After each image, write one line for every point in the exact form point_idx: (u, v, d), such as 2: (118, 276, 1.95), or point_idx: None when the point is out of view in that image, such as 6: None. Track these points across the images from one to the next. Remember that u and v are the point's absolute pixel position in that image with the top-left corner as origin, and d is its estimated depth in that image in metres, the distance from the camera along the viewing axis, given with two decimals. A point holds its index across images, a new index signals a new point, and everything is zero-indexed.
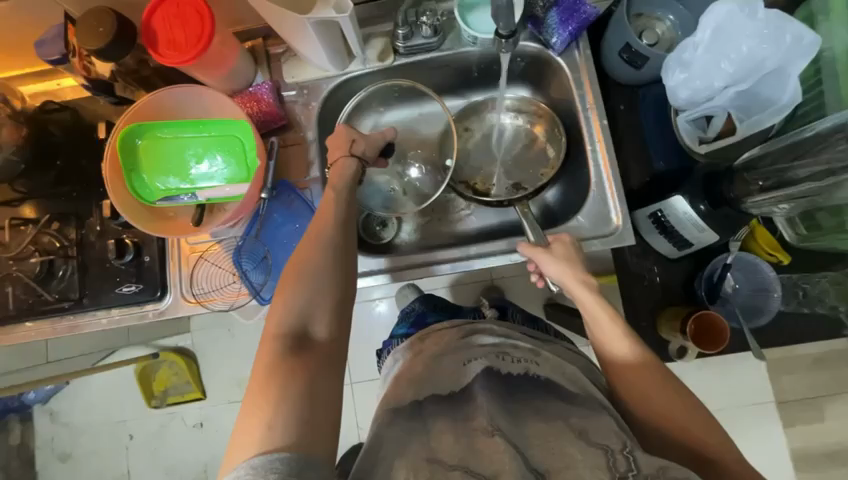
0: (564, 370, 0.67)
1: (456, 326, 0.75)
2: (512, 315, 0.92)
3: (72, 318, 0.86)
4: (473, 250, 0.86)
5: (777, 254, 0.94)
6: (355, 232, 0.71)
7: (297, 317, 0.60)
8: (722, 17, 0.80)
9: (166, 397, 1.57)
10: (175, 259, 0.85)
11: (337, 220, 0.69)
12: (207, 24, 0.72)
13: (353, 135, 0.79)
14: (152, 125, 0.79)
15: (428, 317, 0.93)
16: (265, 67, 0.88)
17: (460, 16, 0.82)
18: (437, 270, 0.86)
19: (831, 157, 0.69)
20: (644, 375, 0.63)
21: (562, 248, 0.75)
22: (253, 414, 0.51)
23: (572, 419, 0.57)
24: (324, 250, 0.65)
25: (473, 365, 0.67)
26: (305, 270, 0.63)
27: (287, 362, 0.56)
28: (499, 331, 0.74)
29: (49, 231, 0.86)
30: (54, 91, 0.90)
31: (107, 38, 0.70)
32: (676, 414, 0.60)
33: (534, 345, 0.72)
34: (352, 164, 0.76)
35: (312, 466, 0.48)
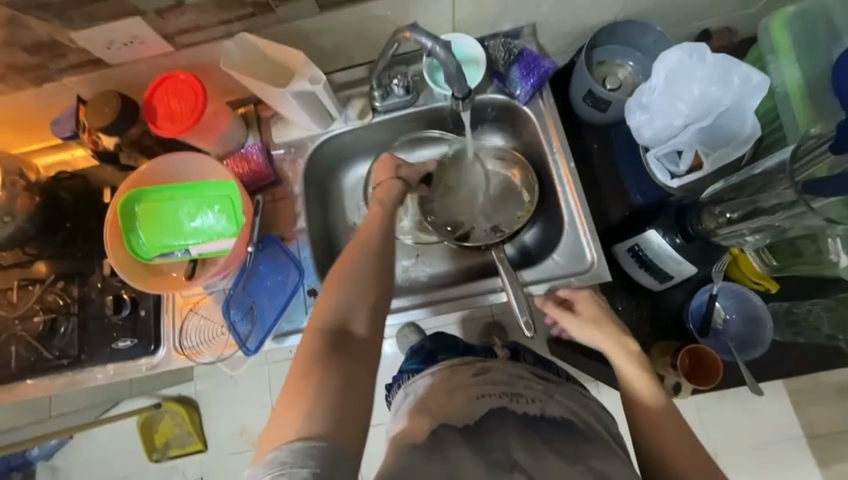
0: (577, 413, 0.70)
1: (468, 363, 0.74)
2: (524, 357, 0.86)
3: (70, 374, 0.89)
4: (473, 287, 0.89)
5: (764, 283, 0.94)
6: (395, 243, 0.71)
7: (337, 315, 0.59)
8: (673, 63, 0.86)
9: (167, 449, 1.56)
10: (169, 311, 0.90)
11: (378, 234, 0.70)
12: (200, 98, 0.80)
13: (397, 161, 0.86)
14: (150, 189, 0.86)
15: (438, 356, 0.90)
16: (255, 129, 0.96)
17: (429, 75, 0.90)
18: (478, 300, 0.89)
19: (781, 194, 0.73)
20: (660, 417, 0.66)
21: (589, 309, 0.78)
22: (292, 404, 0.50)
23: (593, 461, 0.61)
24: (369, 255, 0.66)
25: (485, 402, 0.67)
26: (351, 269, 0.64)
27: (327, 355, 0.55)
28: (511, 369, 0.74)
29: (55, 290, 0.91)
30: (68, 161, 0.99)
31: (112, 116, 0.80)
32: (693, 460, 0.61)
33: (546, 386, 0.73)
34: (398, 186, 0.81)
35: (346, 461, 0.47)
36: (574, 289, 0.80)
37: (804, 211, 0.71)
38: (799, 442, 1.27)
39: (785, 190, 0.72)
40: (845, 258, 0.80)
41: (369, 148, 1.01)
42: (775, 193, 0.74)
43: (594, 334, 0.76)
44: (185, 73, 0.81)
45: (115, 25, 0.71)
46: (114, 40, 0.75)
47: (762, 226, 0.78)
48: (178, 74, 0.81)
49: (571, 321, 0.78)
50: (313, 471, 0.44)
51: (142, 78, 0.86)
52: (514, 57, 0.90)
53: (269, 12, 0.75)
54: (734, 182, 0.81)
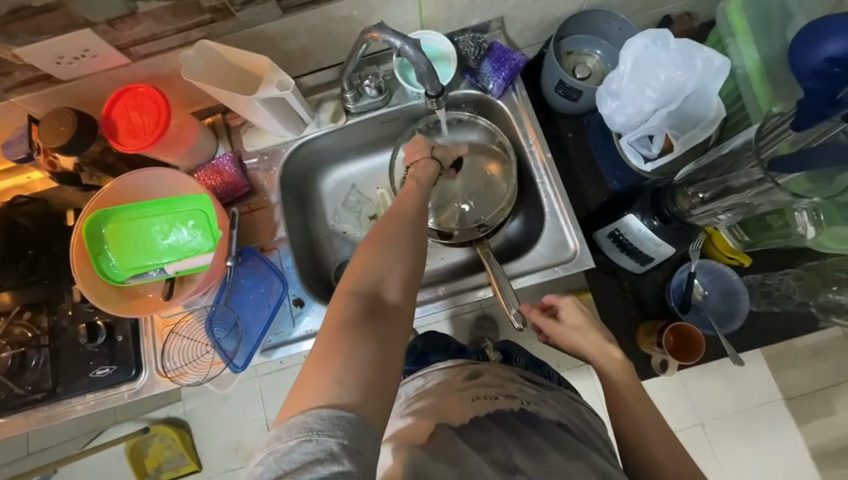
0: (569, 418, 0.72)
1: (459, 364, 0.73)
2: (515, 359, 0.88)
3: (46, 409, 0.85)
4: (467, 281, 0.90)
5: (738, 257, 0.98)
6: (425, 220, 0.70)
7: (369, 280, 0.58)
8: (638, 50, 0.87)
9: (159, 473, 1.51)
10: (149, 333, 0.86)
11: (412, 211, 0.69)
12: (163, 110, 0.77)
13: (431, 142, 0.84)
14: (116, 209, 0.82)
15: (430, 358, 0.91)
16: (225, 139, 0.93)
17: (401, 75, 0.90)
18: (471, 296, 0.89)
19: (749, 172, 0.76)
20: (645, 411, 0.69)
21: (574, 316, 0.75)
22: (321, 368, 0.48)
23: (594, 458, 0.66)
24: (402, 225, 0.66)
25: (481, 403, 0.66)
26: (385, 238, 0.63)
27: (360, 319, 0.53)
28: (498, 372, 0.74)
29: (22, 322, 0.86)
30: (24, 184, 0.94)
31: (67, 135, 0.75)
32: (676, 454, 0.66)
33: (538, 392, 0.74)
34: (433, 166, 0.79)
35: (373, 435, 0.45)
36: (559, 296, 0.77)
37: (771, 188, 0.74)
38: (779, 405, 1.33)
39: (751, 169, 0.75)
40: (812, 231, 0.81)
41: (347, 149, 1.00)
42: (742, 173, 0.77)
43: (575, 339, 0.74)
44: (145, 86, 0.78)
45: (63, 39, 0.67)
46: (64, 54, 0.70)
47: (734, 205, 0.80)
48: (138, 87, 0.78)
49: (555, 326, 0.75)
50: (339, 441, 0.43)
51: (99, 94, 0.81)
52: (484, 52, 0.90)
53: (229, 17, 0.72)
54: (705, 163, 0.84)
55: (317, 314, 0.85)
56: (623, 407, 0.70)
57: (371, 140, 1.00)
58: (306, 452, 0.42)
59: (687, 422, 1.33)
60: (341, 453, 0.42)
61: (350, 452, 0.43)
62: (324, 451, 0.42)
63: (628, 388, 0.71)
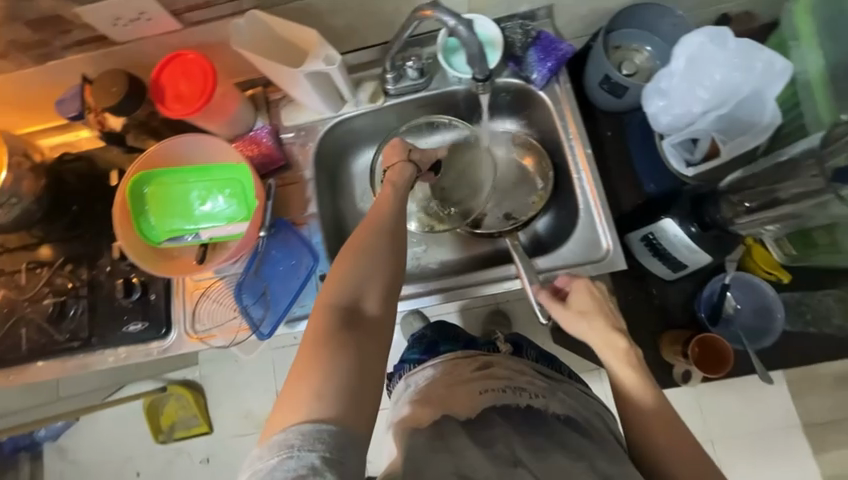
0: (580, 411, 0.71)
1: (471, 357, 0.76)
2: (526, 352, 0.86)
3: (80, 357, 0.89)
4: (496, 272, 0.87)
5: (777, 273, 0.94)
6: (405, 227, 0.70)
7: (347, 294, 0.60)
8: (694, 48, 0.83)
9: (173, 431, 1.58)
10: (180, 295, 0.89)
11: (391, 216, 0.69)
12: (210, 78, 0.78)
13: (408, 145, 0.83)
14: (159, 172, 0.84)
15: (441, 345, 0.89)
16: (264, 112, 0.94)
17: (445, 59, 0.88)
18: (497, 286, 0.87)
19: (807, 181, 0.73)
20: (661, 417, 0.65)
21: (581, 301, 0.72)
22: (301, 384, 0.51)
23: (598, 463, 0.62)
24: (380, 234, 0.66)
25: (487, 396, 0.69)
26: (362, 249, 0.64)
27: (338, 334, 0.55)
28: (514, 364, 0.76)
29: (63, 273, 0.90)
30: (72, 143, 0.97)
31: (119, 97, 0.77)
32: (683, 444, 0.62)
33: (549, 384, 0.74)
34: (409, 170, 0.78)
35: (356, 444, 0.47)
36: (572, 279, 0.75)
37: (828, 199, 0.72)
38: (800, 431, 1.29)
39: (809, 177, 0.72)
40: None
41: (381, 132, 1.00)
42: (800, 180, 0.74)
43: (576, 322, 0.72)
44: (194, 53, 0.79)
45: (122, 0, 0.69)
46: (120, 16, 0.72)
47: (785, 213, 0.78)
48: (187, 54, 0.79)
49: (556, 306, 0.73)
50: (321, 455, 0.45)
51: (149, 58, 0.83)
52: (531, 40, 0.87)
53: None
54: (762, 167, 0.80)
55: None
56: (633, 410, 0.66)
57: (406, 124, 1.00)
58: (289, 469, 0.43)
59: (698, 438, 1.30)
60: (322, 467, 0.44)
61: (332, 465, 0.44)
62: (306, 466, 0.44)
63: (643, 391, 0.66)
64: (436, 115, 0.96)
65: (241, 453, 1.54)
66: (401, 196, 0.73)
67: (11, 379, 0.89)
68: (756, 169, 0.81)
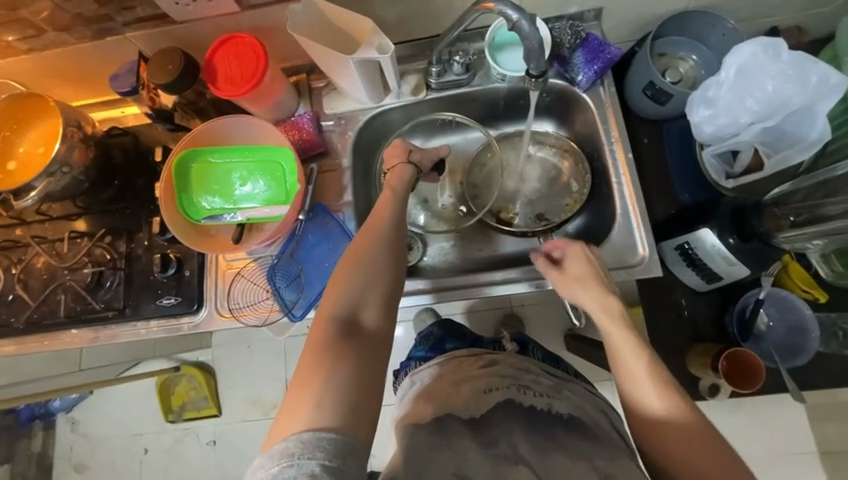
0: (585, 409, 0.71)
1: (476, 354, 0.77)
2: (532, 351, 0.88)
3: (113, 327, 0.91)
4: (507, 275, 0.87)
5: (814, 292, 0.92)
6: (405, 236, 0.71)
7: (347, 304, 0.61)
8: (745, 58, 0.82)
9: (183, 411, 1.60)
10: (212, 273, 0.91)
11: (390, 226, 0.69)
12: (262, 62, 0.80)
13: (409, 147, 0.82)
14: (205, 151, 0.86)
15: (446, 343, 0.92)
16: (306, 99, 0.95)
17: (491, 55, 0.88)
18: (487, 291, 0.86)
19: None
20: (672, 422, 0.60)
21: (576, 266, 0.74)
22: (302, 393, 0.51)
23: (598, 461, 0.62)
24: (380, 243, 0.67)
25: (494, 395, 0.70)
26: (362, 257, 0.65)
27: (338, 343, 0.56)
28: (519, 364, 0.76)
29: (103, 244, 0.93)
30: (117, 118, 1.00)
31: (174, 74, 0.79)
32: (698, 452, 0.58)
33: (556, 381, 0.75)
34: (409, 171, 0.78)
35: (356, 453, 0.47)
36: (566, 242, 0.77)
37: None
38: (821, 459, 1.25)
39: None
40: None
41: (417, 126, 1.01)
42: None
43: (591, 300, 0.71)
44: (249, 36, 0.81)
45: None
46: None
47: (837, 230, 0.77)
48: (241, 37, 0.80)
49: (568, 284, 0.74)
50: (321, 463, 0.45)
51: (204, 39, 0.85)
52: (579, 41, 0.87)
53: None
54: (808, 183, 0.83)
55: None
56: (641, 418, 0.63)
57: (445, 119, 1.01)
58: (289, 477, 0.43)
59: None
60: (322, 473, 0.44)
61: (332, 472, 0.44)
62: (306, 474, 0.43)
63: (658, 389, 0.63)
64: (441, 114, 0.97)
65: (247, 436, 1.55)
66: (402, 204, 0.73)
67: (45, 344, 0.92)
68: (808, 183, 0.83)
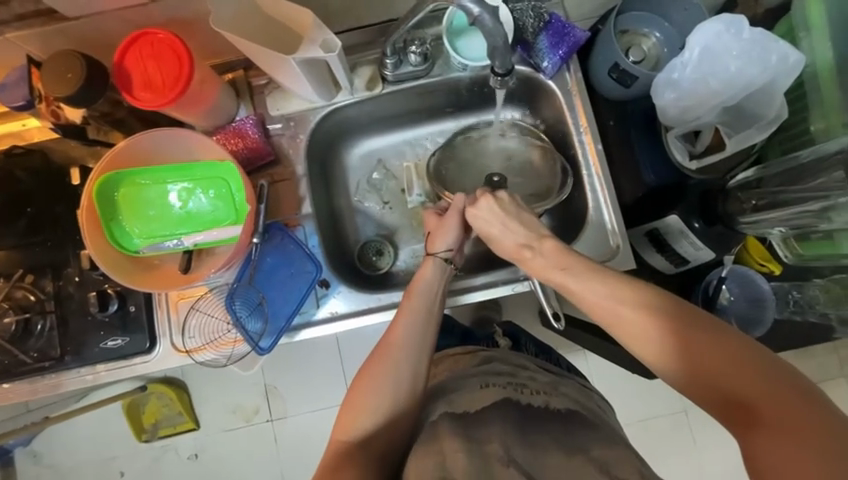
0: (580, 403, 0.71)
1: (471, 353, 0.80)
2: (524, 346, 1.01)
3: (53, 376, 0.81)
4: (476, 281, 0.85)
5: (769, 265, 0.97)
6: (430, 341, 0.71)
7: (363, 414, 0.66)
8: (708, 37, 0.80)
9: (157, 429, 1.51)
10: (162, 305, 0.81)
11: (409, 338, 0.70)
12: (186, 63, 0.68)
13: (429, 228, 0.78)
14: (130, 171, 0.74)
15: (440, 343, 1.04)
16: (247, 100, 0.84)
17: (449, 42, 0.81)
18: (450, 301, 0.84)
19: (827, 181, 0.75)
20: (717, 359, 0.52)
21: (486, 213, 0.70)
22: None
23: (593, 451, 0.61)
24: (401, 354, 0.69)
25: (491, 391, 0.67)
26: (386, 362, 0.68)
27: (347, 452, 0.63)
28: (513, 360, 0.78)
29: (24, 285, 0.80)
30: (19, 133, 0.85)
31: (76, 84, 0.66)
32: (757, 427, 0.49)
33: (551, 378, 0.75)
34: (433, 265, 0.75)
35: None
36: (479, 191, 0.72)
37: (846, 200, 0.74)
38: None
39: (816, 184, 0.77)
40: None
41: (365, 126, 0.94)
42: (816, 183, 0.77)
43: (504, 243, 0.68)
44: (163, 32, 0.68)
45: None
46: None
47: (795, 215, 0.79)
48: (156, 34, 0.68)
49: (491, 241, 0.71)
50: None
51: (112, 36, 0.71)
52: (543, 24, 0.81)
53: None
54: (780, 168, 0.82)
55: (344, 297, 0.81)
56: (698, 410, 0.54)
57: (407, 109, 0.93)
58: None
59: (671, 409, 1.34)
60: None
61: None
62: None
63: (696, 344, 0.53)
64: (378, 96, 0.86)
65: (229, 447, 1.50)
66: (429, 314, 0.72)
67: None
68: (769, 172, 0.83)
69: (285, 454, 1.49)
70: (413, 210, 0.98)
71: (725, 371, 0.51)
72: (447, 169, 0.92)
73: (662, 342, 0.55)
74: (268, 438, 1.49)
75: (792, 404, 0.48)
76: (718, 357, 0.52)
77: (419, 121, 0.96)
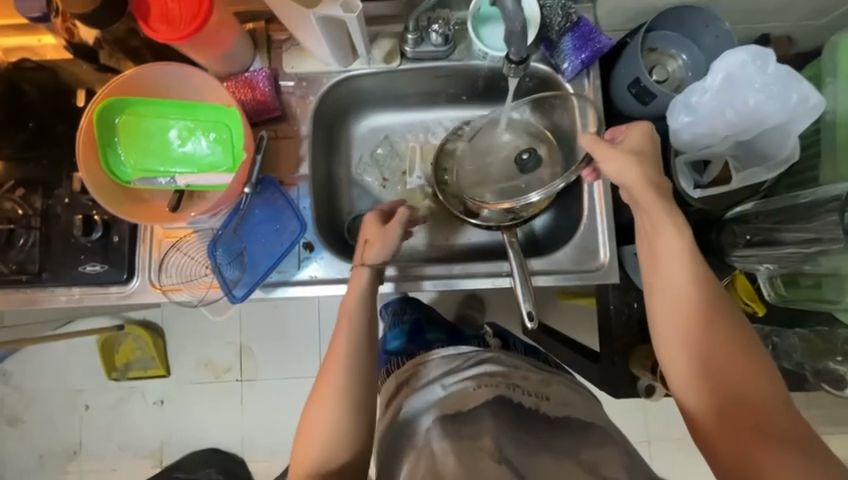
0: (572, 404, 0.70)
1: (465, 354, 0.76)
2: (513, 343, 1.03)
3: (29, 292, 0.82)
4: (458, 270, 0.85)
5: (754, 305, 0.94)
6: (373, 346, 0.71)
7: (325, 443, 0.65)
8: (733, 66, 0.79)
9: (127, 370, 1.52)
10: (147, 240, 0.82)
11: (352, 345, 0.69)
12: (205, 0, 0.68)
13: (362, 235, 0.77)
14: (132, 102, 0.74)
15: (427, 333, 1.07)
16: (263, 53, 0.84)
17: (474, 28, 0.81)
18: (425, 286, 0.84)
19: (818, 228, 0.74)
20: (721, 339, 0.62)
21: (633, 139, 0.71)
22: None
23: (583, 454, 0.61)
24: (353, 362, 0.69)
25: (482, 392, 0.68)
26: (337, 373, 0.68)
27: None
28: (506, 361, 0.75)
29: (13, 198, 0.80)
30: (32, 48, 0.83)
31: (92, 4, 0.65)
32: (752, 402, 0.57)
33: (544, 376, 0.74)
34: (367, 276, 0.74)
35: None
36: (621, 127, 0.73)
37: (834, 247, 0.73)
38: None
39: (812, 225, 0.75)
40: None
41: (376, 98, 0.93)
42: (809, 225, 0.75)
43: (610, 168, 0.70)
44: None
45: None
46: None
47: (783, 256, 0.81)
48: None
49: (604, 153, 0.70)
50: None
51: None
52: (570, 25, 0.81)
53: None
54: (772, 207, 0.83)
55: (326, 262, 0.81)
56: (696, 384, 0.62)
57: (424, 91, 0.93)
58: None
59: (634, 436, 1.35)
60: None
61: None
62: None
63: (705, 329, 0.63)
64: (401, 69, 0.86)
65: (195, 400, 1.51)
66: (368, 321, 0.72)
67: None
68: (768, 208, 0.84)
69: (249, 416, 1.49)
70: (410, 192, 0.98)
71: (728, 349, 0.61)
72: (452, 156, 0.92)
73: (688, 314, 0.64)
74: (234, 397, 1.50)
75: (769, 385, 0.58)
76: (721, 340, 0.61)
77: (432, 104, 0.96)
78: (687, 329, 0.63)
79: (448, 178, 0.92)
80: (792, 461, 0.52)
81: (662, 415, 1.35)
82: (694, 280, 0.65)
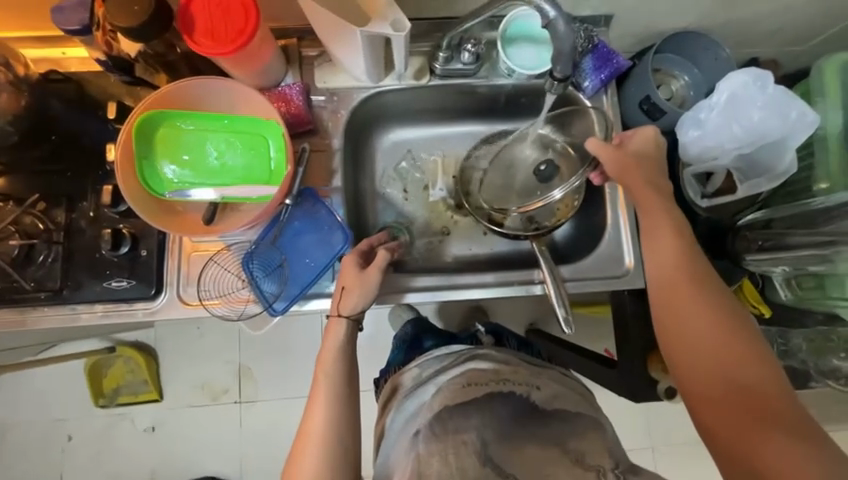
0: (566, 397, 0.70)
1: (457, 353, 0.76)
2: (506, 340, 1.03)
3: (46, 311, 0.78)
4: (491, 278, 0.87)
5: (760, 307, 1.00)
6: (355, 373, 0.71)
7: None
8: (737, 86, 0.87)
9: (117, 395, 1.44)
10: (175, 254, 0.80)
11: (333, 374, 0.69)
12: (252, 18, 0.69)
13: (339, 281, 0.74)
14: (172, 114, 0.74)
15: (424, 341, 1.03)
16: (296, 68, 0.85)
17: (502, 48, 0.85)
18: (457, 294, 0.85)
19: (834, 230, 0.84)
20: (717, 329, 0.65)
21: (638, 142, 0.75)
22: None
23: (570, 443, 0.64)
24: (333, 393, 0.68)
25: (472, 389, 0.66)
26: (319, 404, 0.68)
27: None
28: (497, 357, 0.74)
29: (34, 212, 0.77)
30: (57, 60, 0.82)
31: (140, 18, 0.65)
32: (748, 388, 0.61)
33: (533, 368, 0.74)
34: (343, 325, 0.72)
35: None
36: (627, 132, 0.76)
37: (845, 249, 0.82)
38: None
39: (827, 229, 0.85)
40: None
41: (401, 112, 0.96)
42: (824, 230, 0.86)
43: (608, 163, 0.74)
44: None
45: None
46: None
47: (795, 259, 0.88)
48: None
49: (605, 153, 0.74)
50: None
51: None
52: (590, 47, 0.87)
53: None
54: (785, 213, 0.92)
55: None
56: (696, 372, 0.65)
57: (448, 106, 0.96)
58: None
59: (640, 443, 1.38)
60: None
61: None
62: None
63: (702, 320, 0.66)
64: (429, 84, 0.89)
65: (191, 425, 1.43)
66: (348, 349, 0.72)
67: None
68: (778, 215, 0.93)
69: (249, 440, 1.43)
70: (433, 203, 1.01)
71: (724, 339, 0.64)
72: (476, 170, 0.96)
73: (685, 305, 0.67)
74: (233, 420, 1.44)
75: (765, 370, 0.62)
76: (717, 330, 0.65)
77: (455, 119, 0.99)
78: (687, 319, 0.67)
79: (473, 188, 0.96)
80: (786, 442, 0.56)
81: (666, 420, 1.39)
82: (689, 274, 0.69)
